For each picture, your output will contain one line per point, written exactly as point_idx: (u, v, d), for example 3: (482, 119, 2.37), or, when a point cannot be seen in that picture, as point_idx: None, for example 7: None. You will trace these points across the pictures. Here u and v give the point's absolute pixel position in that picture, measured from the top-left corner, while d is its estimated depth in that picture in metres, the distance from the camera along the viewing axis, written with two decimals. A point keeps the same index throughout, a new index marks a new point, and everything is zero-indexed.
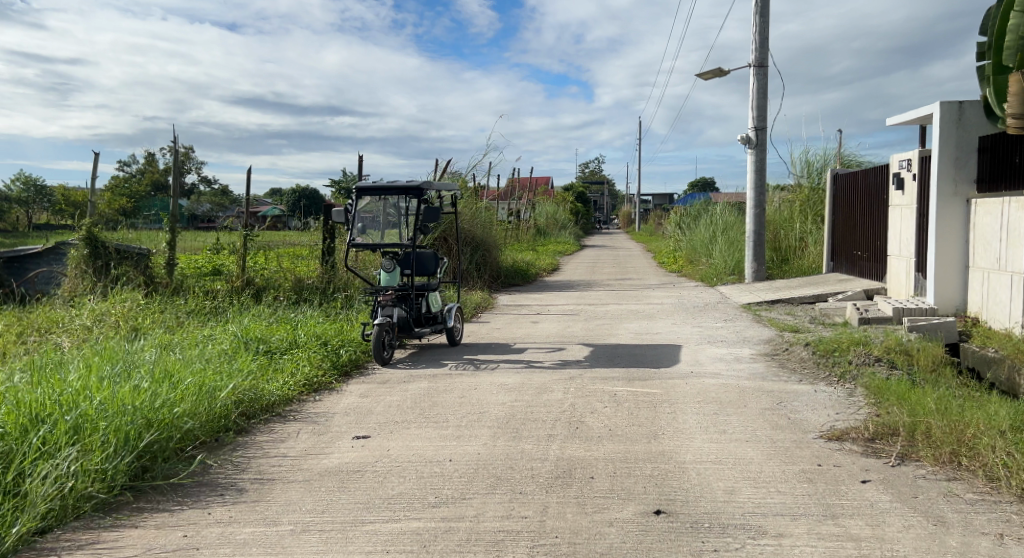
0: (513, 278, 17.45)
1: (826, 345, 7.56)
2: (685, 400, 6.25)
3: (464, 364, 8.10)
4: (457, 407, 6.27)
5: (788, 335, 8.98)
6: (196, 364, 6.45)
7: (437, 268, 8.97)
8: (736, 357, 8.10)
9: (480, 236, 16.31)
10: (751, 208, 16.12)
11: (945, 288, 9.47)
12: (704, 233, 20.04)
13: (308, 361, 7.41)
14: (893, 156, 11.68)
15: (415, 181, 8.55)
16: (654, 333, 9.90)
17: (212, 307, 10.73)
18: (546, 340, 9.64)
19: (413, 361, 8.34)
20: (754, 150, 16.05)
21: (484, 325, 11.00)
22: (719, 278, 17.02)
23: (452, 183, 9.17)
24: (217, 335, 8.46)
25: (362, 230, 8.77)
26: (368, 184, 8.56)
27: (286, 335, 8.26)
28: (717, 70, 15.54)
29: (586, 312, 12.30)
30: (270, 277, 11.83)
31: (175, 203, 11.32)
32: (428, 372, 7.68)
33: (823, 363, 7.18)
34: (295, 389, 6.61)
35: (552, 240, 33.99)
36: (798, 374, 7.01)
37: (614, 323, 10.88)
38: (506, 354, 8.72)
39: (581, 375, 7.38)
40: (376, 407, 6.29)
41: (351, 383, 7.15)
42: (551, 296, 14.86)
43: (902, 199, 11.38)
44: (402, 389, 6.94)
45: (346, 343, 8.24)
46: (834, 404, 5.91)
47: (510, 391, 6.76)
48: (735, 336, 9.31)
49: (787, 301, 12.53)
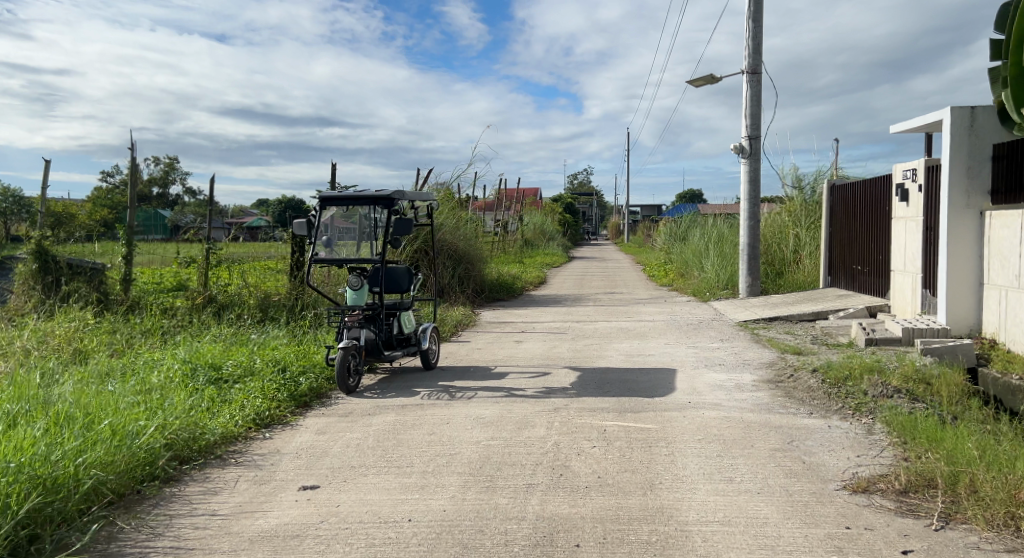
0: (498, 292, 16.72)
1: (836, 372, 6.84)
2: (684, 438, 5.51)
3: (438, 392, 7.32)
4: (424, 446, 5.52)
5: (791, 359, 8.28)
6: (130, 398, 5.73)
7: (410, 286, 8.27)
8: (737, 383, 7.36)
9: (463, 249, 15.57)
10: (745, 220, 15.44)
11: (958, 307, 8.80)
12: (696, 246, 19.35)
13: (260, 392, 6.64)
14: (896, 165, 11.04)
15: (386, 190, 7.83)
16: (646, 355, 9.15)
17: (168, 326, 9.95)
18: (530, 363, 8.87)
19: (382, 389, 7.55)
20: (748, 160, 15.41)
21: (464, 345, 10.22)
22: (712, 292, 16.37)
23: (428, 192, 8.42)
24: (165, 360, 7.71)
25: (328, 243, 7.94)
26: (333, 193, 7.74)
27: (241, 360, 7.49)
28: (709, 76, 14.93)
29: (573, 330, 11.55)
30: (234, 294, 10.97)
31: (134, 212, 10.49)
32: (397, 402, 6.92)
33: (834, 392, 6.45)
34: (242, 425, 5.88)
35: (540, 252, 33.28)
36: (808, 405, 6.28)
37: (604, 343, 10.13)
38: (485, 379, 7.96)
39: (566, 407, 6.62)
40: (332, 447, 5.54)
41: (308, 417, 6.40)
42: (537, 312, 14.11)
43: (906, 211, 10.72)
44: (365, 424, 6.17)
45: (307, 369, 7.48)
46: (853, 443, 5.19)
47: (485, 426, 6.01)
48: (734, 359, 8.60)
49: (785, 318, 11.85)
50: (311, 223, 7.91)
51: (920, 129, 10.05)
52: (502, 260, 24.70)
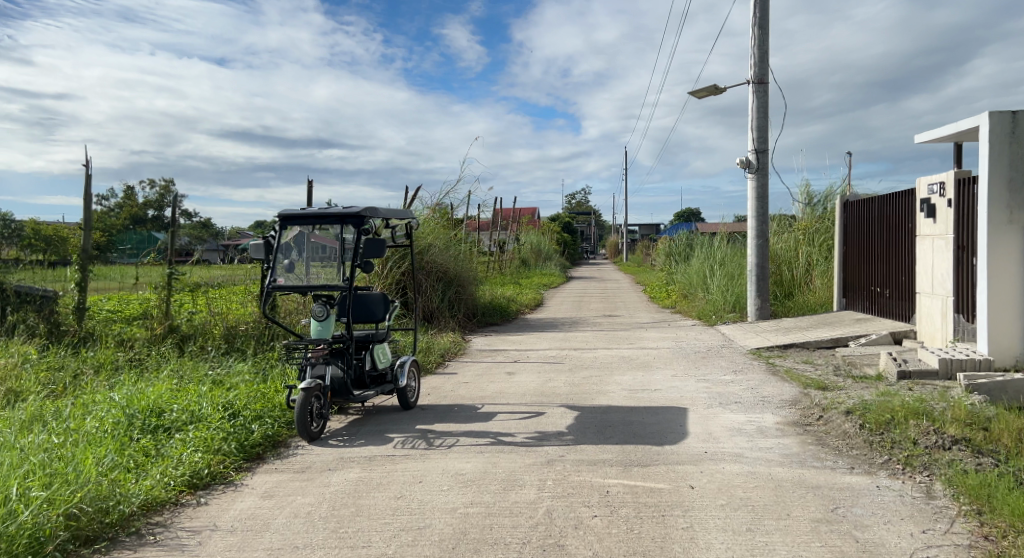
0: (491, 315, 15.77)
1: (875, 415, 5.89)
2: (704, 504, 4.56)
3: (414, 438, 6.35)
4: (387, 517, 4.54)
5: (817, 396, 7.33)
6: (32, 459, 4.80)
7: (386, 315, 7.34)
8: (758, 427, 6.39)
9: (454, 270, 14.61)
10: (753, 239, 14.52)
11: (1004, 335, 7.86)
12: (699, 266, 18.40)
13: (202, 444, 5.69)
14: (920, 179, 10.17)
15: (354, 206, 6.82)
16: (652, 390, 8.18)
17: (121, 361, 9.00)
18: (521, 400, 7.90)
19: (351, 435, 6.58)
20: (755, 175, 14.52)
21: (449, 378, 9.25)
22: (718, 315, 15.47)
23: (406, 211, 7.46)
24: (102, 404, 6.74)
25: (290, 267, 6.87)
26: (294, 210, 6.77)
27: (188, 404, 6.55)
28: (712, 87, 14.07)
29: (570, 359, 10.59)
30: (200, 323, 10.01)
31: (89, 235, 9.53)
32: (364, 454, 5.93)
33: (875, 440, 5.51)
34: (172, 488, 4.93)
35: (537, 273, 32.37)
36: (847, 458, 5.32)
37: (604, 375, 9.14)
38: (470, 421, 6.99)
39: (562, 458, 5.63)
40: (275, 519, 4.57)
41: (257, 474, 5.43)
42: (532, 338, 13.13)
43: (933, 229, 9.80)
44: (322, 484, 5.18)
45: (264, 414, 6.53)
46: (913, 512, 4.25)
47: (464, 486, 5.03)
48: (751, 396, 7.64)
49: (801, 345, 10.91)
50: (269, 245, 6.97)
51: (949, 138, 9.17)
52: (496, 280, 23.76)
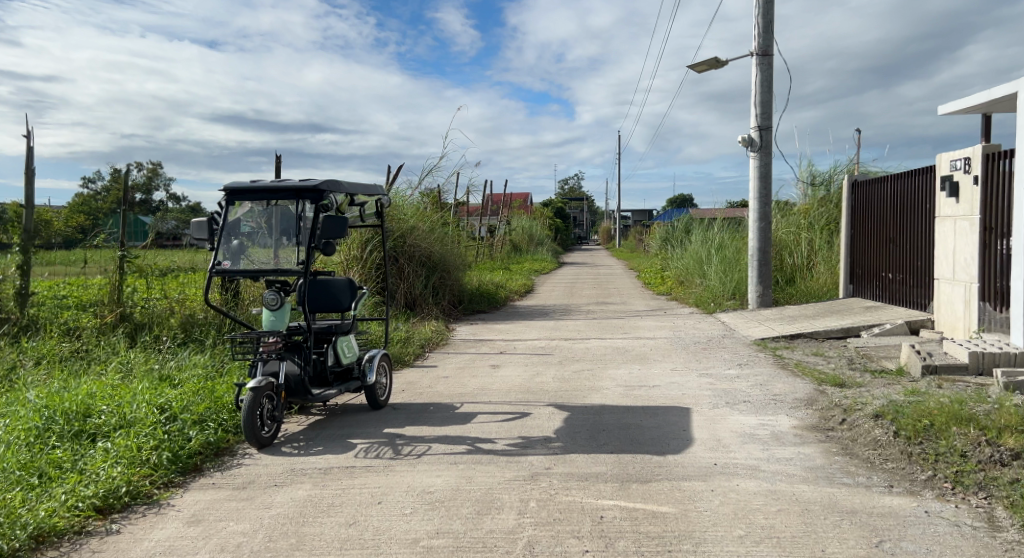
0: (477, 303, 14.89)
1: (910, 420, 5.13)
2: (719, 535, 3.76)
3: (381, 445, 5.54)
4: (332, 553, 3.71)
5: (836, 395, 6.57)
6: None
7: (353, 304, 6.51)
8: (772, 432, 5.59)
9: (439, 255, 13.73)
10: (755, 221, 13.70)
11: None
12: (695, 251, 17.59)
13: (126, 453, 4.78)
14: (942, 155, 9.52)
15: (312, 179, 5.98)
16: (651, 386, 7.37)
17: (63, 352, 8.08)
18: (504, 398, 7.07)
19: (309, 441, 5.73)
20: (757, 153, 13.68)
21: (426, 372, 8.40)
22: (717, 303, 14.63)
23: (373, 184, 6.61)
24: (21, 404, 5.80)
25: (237, 249, 5.96)
26: (243, 183, 5.91)
27: (119, 405, 5.63)
28: (713, 60, 13.20)
29: (560, 351, 9.78)
30: (153, 311, 9.06)
31: (31, 215, 8.55)
32: (319, 465, 5.09)
33: (914, 451, 4.73)
34: (78, 513, 4.07)
35: (529, 258, 31.55)
36: (882, 473, 4.54)
37: (597, 369, 8.32)
38: (445, 424, 6.17)
39: (548, 472, 4.82)
40: (195, 554, 3.73)
41: (188, 492, 4.56)
42: (520, 327, 12.31)
43: (956, 209, 9.19)
44: (261, 506, 4.33)
45: (208, 417, 5.62)
46: (980, 552, 3.46)
47: (430, 510, 4.21)
48: (762, 394, 6.85)
49: (809, 336, 10.12)
50: (214, 224, 6.05)
51: (977, 108, 8.82)
52: (484, 266, 22.90)
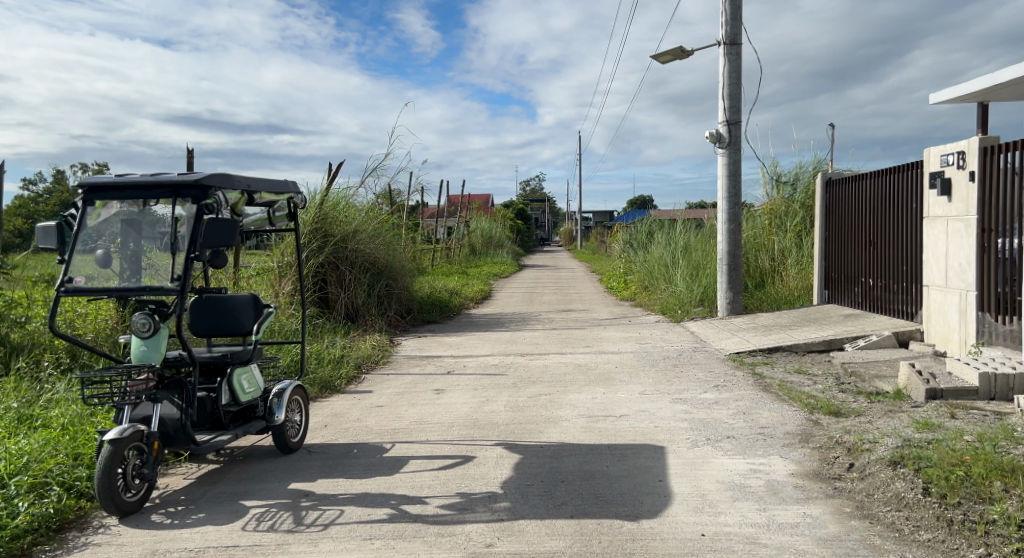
0: (428, 313, 13.72)
1: (938, 470, 4.13)
2: None
3: (278, 511, 4.36)
4: None
5: (834, 429, 5.58)
6: None
7: (255, 325, 5.32)
8: (767, 483, 4.55)
9: (384, 260, 12.52)
10: (724, 223, 12.74)
11: None
12: (659, 255, 16.64)
13: None
14: (931, 149, 8.66)
15: (193, 174, 4.80)
16: (617, 417, 6.29)
17: None
18: (444, 436, 5.94)
19: (191, 504, 4.52)
20: (727, 150, 12.74)
21: (358, 401, 7.21)
22: (684, 310, 13.68)
23: (279, 180, 5.47)
24: None
25: (99, 262, 4.75)
26: (104, 179, 4.71)
27: None
28: (678, 49, 12.23)
29: (514, 370, 8.67)
30: (35, 332, 7.68)
31: None
32: (189, 546, 3.89)
33: (954, 518, 3.72)
34: None
35: (487, 261, 30.37)
36: (919, 550, 3.52)
37: (556, 395, 7.23)
38: (368, 474, 5.01)
39: (487, 553, 3.69)
40: None
41: None
42: (472, 340, 11.15)
43: (948, 209, 8.31)
44: None
45: (53, 478, 4.39)
46: None
47: None
48: (748, 427, 5.82)
49: (789, 350, 9.16)
50: (68, 228, 4.85)
51: (973, 97, 8.00)
52: (438, 270, 21.65)
